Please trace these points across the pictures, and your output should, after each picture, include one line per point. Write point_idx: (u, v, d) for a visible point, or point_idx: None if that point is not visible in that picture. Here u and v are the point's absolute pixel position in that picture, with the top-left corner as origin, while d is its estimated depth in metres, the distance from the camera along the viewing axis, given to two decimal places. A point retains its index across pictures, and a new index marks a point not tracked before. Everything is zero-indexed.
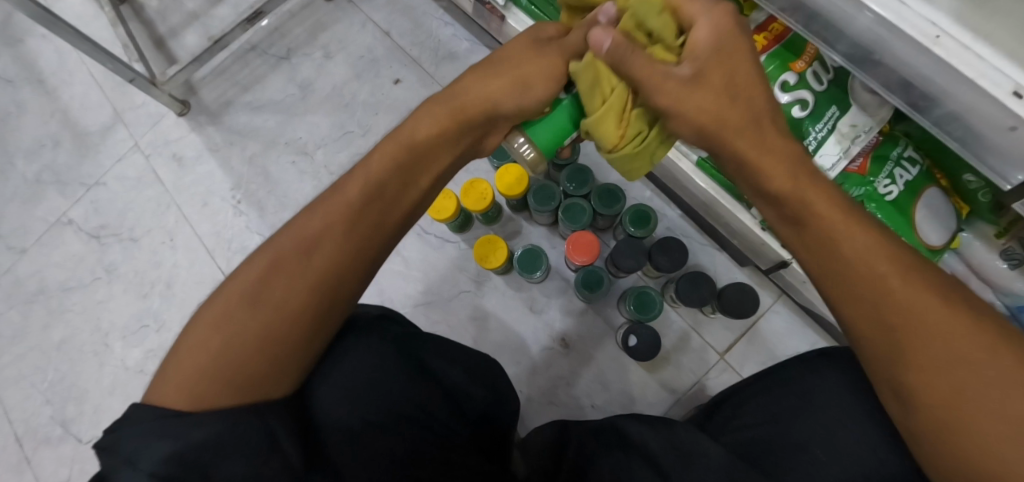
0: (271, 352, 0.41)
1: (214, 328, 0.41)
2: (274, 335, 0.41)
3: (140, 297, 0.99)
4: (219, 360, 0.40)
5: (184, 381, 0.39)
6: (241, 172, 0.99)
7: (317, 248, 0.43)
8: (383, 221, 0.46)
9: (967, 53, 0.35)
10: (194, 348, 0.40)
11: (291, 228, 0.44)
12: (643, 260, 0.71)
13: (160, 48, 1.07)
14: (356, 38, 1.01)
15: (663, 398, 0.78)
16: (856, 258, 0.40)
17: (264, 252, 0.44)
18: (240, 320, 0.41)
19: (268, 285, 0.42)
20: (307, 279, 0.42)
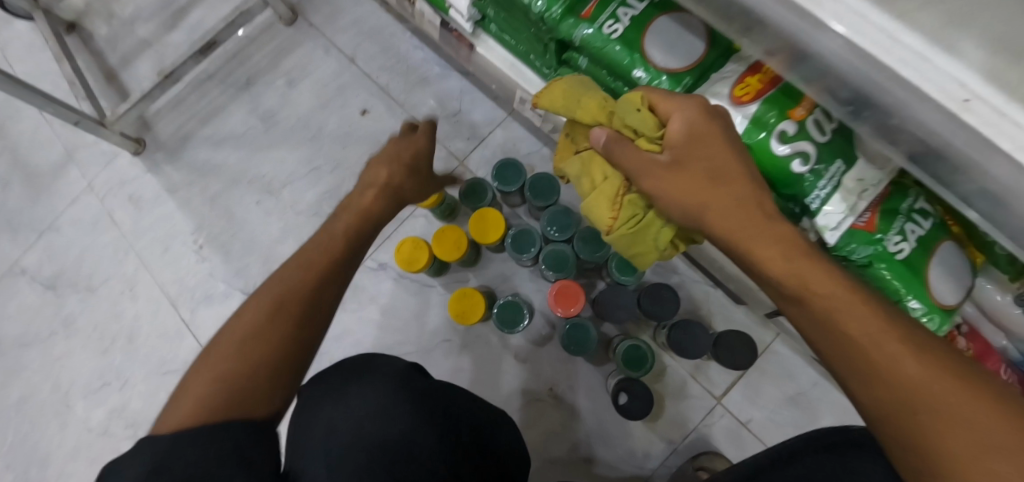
0: (262, 371, 0.40)
1: (221, 354, 0.40)
2: (269, 356, 0.41)
3: (102, 352, 0.92)
4: (227, 374, 0.39)
5: (192, 408, 0.37)
6: (203, 214, 0.93)
7: (305, 280, 0.45)
8: (346, 274, 0.48)
9: (1005, 121, 0.27)
10: (198, 385, 0.39)
11: (272, 279, 0.46)
12: (633, 310, 0.65)
13: (111, 81, 1.00)
14: (319, 65, 0.94)
15: (659, 449, 0.73)
16: (859, 340, 0.37)
17: (261, 290, 0.44)
18: (249, 340, 0.41)
19: (263, 307, 0.43)
20: (291, 299, 0.44)
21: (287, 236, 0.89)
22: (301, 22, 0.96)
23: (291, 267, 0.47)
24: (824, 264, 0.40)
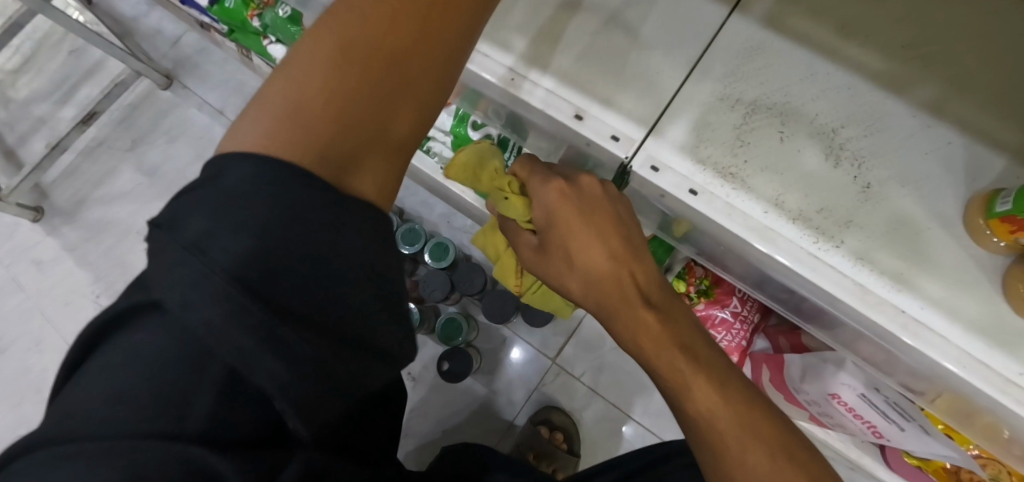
0: (312, 125, 0.29)
1: (324, 72, 0.30)
2: (321, 135, 0.29)
3: (13, 405, 0.99)
4: (320, 121, 0.29)
5: (272, 132, 0.29)
6: (99, 266, 1.02)
7: (326, 65, 0.30)
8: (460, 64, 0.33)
9: (536, 89, 0.42)
10: (282, 94, 0.29)
11: (314, 32, 0.31)
12: (449, 289, 0.76)
13: (9, 158, 1.11)
14: (193, 122, 1.07)
15: (506, 411, 0.83)
16: (663, 360, 0.34)
17: (378, 11, 0.31)
18: (349, 89, 0.30)
19: (329, 75, 0.30)
20: (370, 49, 0.30)
21: None
22: (176, 84, 1.09)
23: (341, 24, 0.30)
24: (637, 309, 0.36)
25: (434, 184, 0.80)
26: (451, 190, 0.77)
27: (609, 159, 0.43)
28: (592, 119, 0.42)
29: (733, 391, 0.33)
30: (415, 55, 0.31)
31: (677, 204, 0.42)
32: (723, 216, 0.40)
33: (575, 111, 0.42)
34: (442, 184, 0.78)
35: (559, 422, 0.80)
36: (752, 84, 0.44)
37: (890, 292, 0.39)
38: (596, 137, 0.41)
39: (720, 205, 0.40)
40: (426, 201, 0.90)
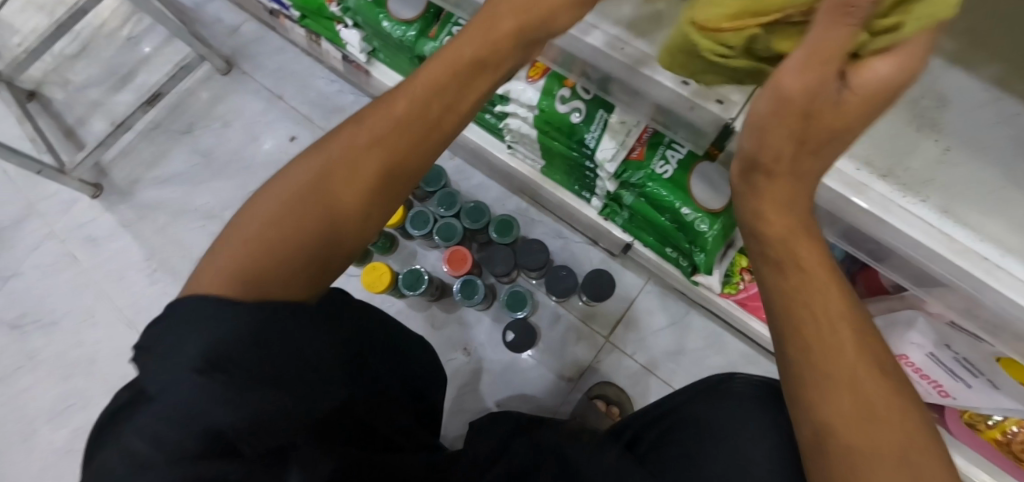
0: (258, 257, 0.35)
1: (265, 221, 0.36)
2: (281, 262, 0.35)
3: (64, 377, 1.00)
4: (267, 253, 0.35)
5: (221, 273, 0.34)
6: (153, 242, 1.04)
7: (279, 208, 0.37)
8: (392, 192, 0.40)
9: None
10: (236, 242, 0.36)
11: (273, 186, 0.38)
12: (512, 264, 0.80)
13: (69, 138, 1.14)
14: (250, 104, 1.09)
15: (560, 387, 0.85)
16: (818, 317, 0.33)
17: (313, 160, 0.39)
18: (288, 225, 0.36)
19: (266, 217, 0.36)
20: (296, 189, 0.37)
21: None
22: (235, 70, 1.12)
23: (309, 173, 0.38)
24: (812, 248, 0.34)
25: (499, 165, 0.83)
26: (515, 169, 0.81)
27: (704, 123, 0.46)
28: None
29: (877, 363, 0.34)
30: (348, 182, 0.38)
31: None
32: (821, 171, 0.44)
33: None
34: (506, 164, 0.81)
35: (614, 397, 0.82)
36: None
37: (974, 241, 0.42)
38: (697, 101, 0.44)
39: None
40: (482, 183, 0.93)
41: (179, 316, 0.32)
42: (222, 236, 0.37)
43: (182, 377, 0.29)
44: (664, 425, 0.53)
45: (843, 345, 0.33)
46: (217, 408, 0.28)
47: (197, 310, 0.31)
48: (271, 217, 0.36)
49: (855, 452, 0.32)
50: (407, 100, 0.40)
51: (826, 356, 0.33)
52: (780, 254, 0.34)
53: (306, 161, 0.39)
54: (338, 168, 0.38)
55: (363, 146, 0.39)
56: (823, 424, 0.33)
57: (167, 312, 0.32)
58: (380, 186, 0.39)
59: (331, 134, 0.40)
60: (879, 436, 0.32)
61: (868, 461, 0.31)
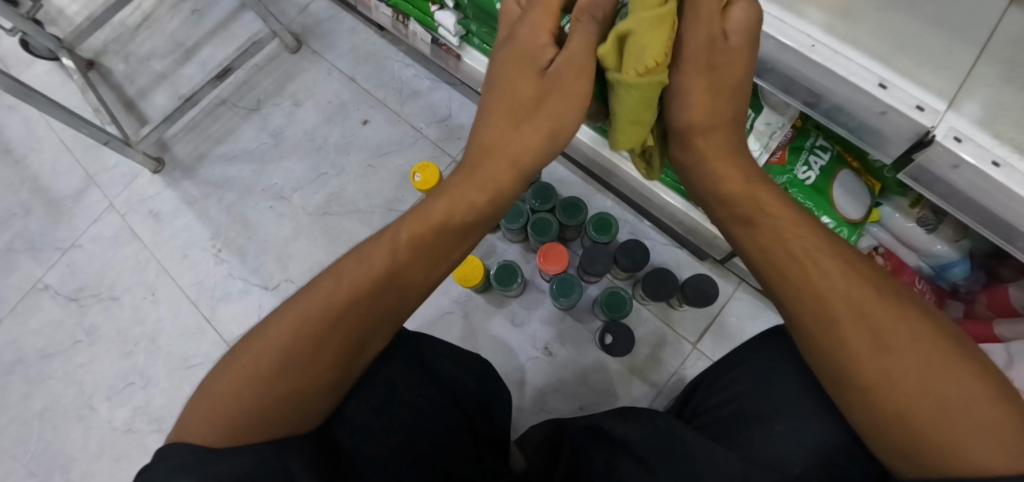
0: (266, 403, 0.40)
1: (245, 380, 0.41)
2: (284, 407, 0.40)
3: (124, 355, 0.98)
4: (257, 400, 0.40)
5: (213, 423, 0.39)
6: (219, 221, 1.02)
7: (257, 359, 0.41)
8: (378, 329, 0.46)
9: (838, 57, 0.44)
10: (222, 394, 0.40)
11: (249, 340, 0.43)
12: (610, 264, 0.78)
13: (129, 110, 1.10)
14: (321, 85, 1.07)
15: (645, 393, 0.83)
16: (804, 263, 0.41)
17: (291, 310, 0.44)
18: (275, 377, 0.41)
19: (260, 365, 0.41)
20: (283, 341, 0.42)
21: (299, 236, 0.99)
22: (305, 48, 1.09)
23: (284, 330, 0.42)
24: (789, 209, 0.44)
25: (596, 160, 0.80)
26: (616, 167, 0.78)
27: (903, 129, 0.44)
28: (895, 89, 0.43)
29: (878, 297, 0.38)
30: (334, 337, 0.43)
31: (973, 175, 0.43)
32: None
33: (879, 81, 0.43)
34: (607, 160, 0.78)
35: None
36: None
37: None
38: (902, 106, 0.42)
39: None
40: (567, 177, 0.91)
41: (169, 456, 0.37)
42: (202, 391, 0.41)
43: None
44: (726, 381, 0.56)
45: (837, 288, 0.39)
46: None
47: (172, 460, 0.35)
48: (259, 365, 0.41)
49: (868, 373, 0.37)
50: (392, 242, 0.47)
51: (816, 299, 0.39)
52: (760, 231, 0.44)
53: (286, 315, 0.43)
54: (314, 321, 0.43)
55: (331, 290, 0.44)
56: (837, 356, 0.38)
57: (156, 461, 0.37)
58: (349, 339, 0.44)
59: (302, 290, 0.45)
60: (891, 348, 0.36)
61: (884, 378, 0.36)
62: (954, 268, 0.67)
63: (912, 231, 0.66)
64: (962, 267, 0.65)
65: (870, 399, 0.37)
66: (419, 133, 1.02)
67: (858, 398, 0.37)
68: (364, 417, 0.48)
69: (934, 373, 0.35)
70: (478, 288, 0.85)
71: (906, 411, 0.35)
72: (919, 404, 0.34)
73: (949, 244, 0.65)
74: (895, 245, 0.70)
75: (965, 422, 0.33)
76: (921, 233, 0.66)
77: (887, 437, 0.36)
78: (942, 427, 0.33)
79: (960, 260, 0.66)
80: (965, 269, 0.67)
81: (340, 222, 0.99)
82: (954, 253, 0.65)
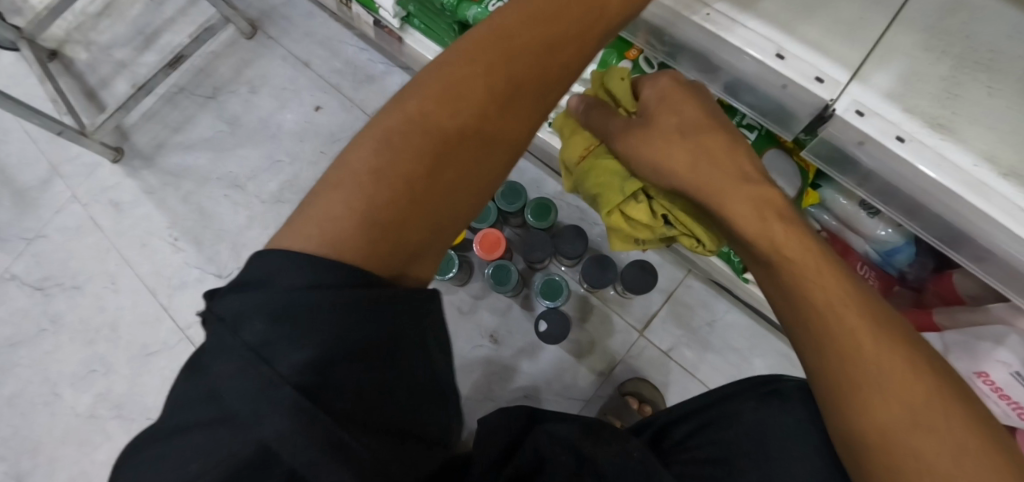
0: (364, 220, 0.31)
1: (356, 192, 0.32)
2: (399, 231, 0.33)
3: (87, 343, 1.00)
4: (356, 211, 0.31)
5: (322, 232, 0.31)
6: (177, 210, 1.02)
7: (367, 184, 0.32)
8: (493, 147, 0.37)
9: (734, 26, 0.41)
10: (325, 205, 0.32)
11: (371, 139, 0.34)
12: (550, 250, 0.76)
13: (91, 100, 1.11)
14: (277, 71, 1.05)
15: (591, 382, 0.81)
16: (822, 303, 0.33)
17: (407, 105, 0.35)
18: (384, 182, 0.32)
19: (377, 162, 0.33)
20: (385, 147, 0.33)
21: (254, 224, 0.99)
22: (260, 34, 1.08)
23: (384, 134, 0.34)
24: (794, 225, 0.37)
25: (537, 144, 0.79)
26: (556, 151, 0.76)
27: (804, 104, 0.41)
28: (793, 60, 0.40)
29: (897, 342, 0.32)
30: (457, 129, 0.35)
31: (878, 153, 0.39)
32: (931, 167, 0.37)
33: (775, 51, 0.40)
34: (547, 144, 0.76)
35: (647, 395, 0.78)
36: (958, 37, 0.41)
37: None
38: (800, 79, 0.39)
39: (928, 154, 0.37)
40: (516, 163, 0.89)
41: (248, 294, 0.29)
42: (299, 212, 0.32)
43: (251, 371, 0.26)
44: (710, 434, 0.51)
45: (838, 325, 0.32)
46: (343, 401, 0.27)
47: (257, 301, 0.28)
48: (394, 204, 0.32)
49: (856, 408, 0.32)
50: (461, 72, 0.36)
51: (818, 327, 0.33)
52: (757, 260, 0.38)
53: (395, 117, 0.35)
54: (446, 112, 0.35)
55: (447, 116, 0.35)
56: (841, 417, 0.33)
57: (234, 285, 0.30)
58: (470, 176, 0.36)
59: (401, 94, 0.36)
60: (902, 390, 0.31)
61: (884, 425, 0.31)
62: (898, 254, 0.63)
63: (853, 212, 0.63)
64: (905, 252, 0.62)
65: (863, 436, 0.32)
66: None
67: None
68: None
69: (934, 417, 0.30)
70: (421, 275, 0.84)
71: (904, 471, 0.30)
72: (911, 454, 0.30)
73: (894, 228, 0.61)
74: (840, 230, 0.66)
75: None
76: (864, 216, 0.63)
77: None
78: None
79: (903, 245, 0.62)
80: (909, 255, 0.63)
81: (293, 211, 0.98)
82: (899, 238, 0.62)
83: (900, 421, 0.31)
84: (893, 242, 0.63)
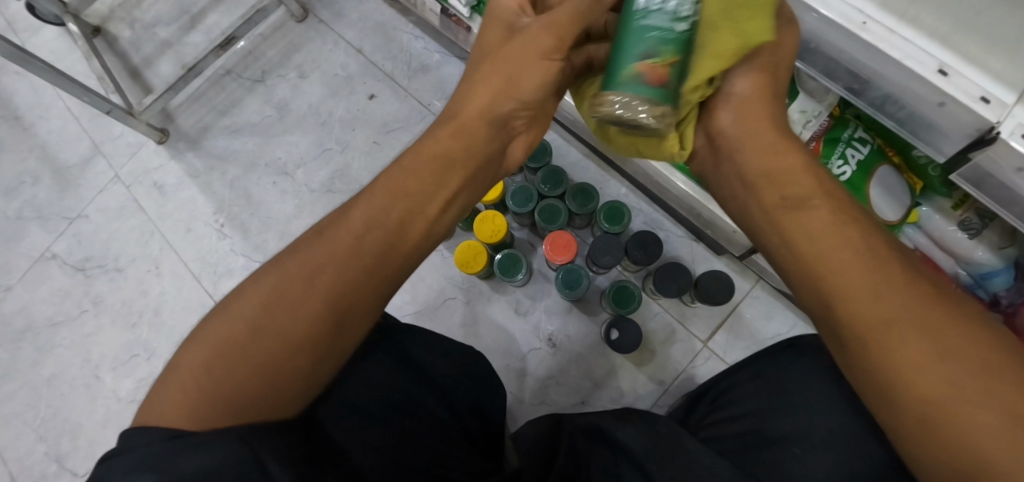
0: (254, 363, 0.39)
1: (212, 352, 0.39)
2: (268, 364, 0.39)
3: (129, 327, 0.98)
4: (238, 343, 0.39)
5: (183, 401, 0.37)
6: (223, 196, 1.00)
7: (244, 333, 0.40)
8: (374, 291, 0.44)
9: (892, 37, 0.39)
10: (201, 352, 0.39)
11: (258, 284, 0.42)
12: (620, 256, 0.74)
13: (134, 78, 1.08)
14: (328, 57, 1.03)
15: (650, 390, 0.79)
16: (847, 290, 0.39)
17: (285, 268, 0.42)
18: (261, 342, 0.39)
19: (253, 316, 0.40)
20: (278, 298, 0.41)
21: (303, 213, 0.97)
22: (311, 17, 1.04)
23: (291, 272, 0.42)
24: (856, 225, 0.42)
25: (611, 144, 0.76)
26: None
27: (962, 123, 0.39)
28: (958, 76, 0.37)
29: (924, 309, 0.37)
30: (326, 278, 0.42)
31: None
32: None
33: (939, 66, 0.37)
34: None
35: None
36: None
37: None
38: (964, 97, 0.36)
39: None
40: (579, 161, 0.86)
41: (133, 444, 0.34)
42: (197, 337, 0.40)
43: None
44: (731, 399, 0.52)
45: (871, 306, 0.38)
46: None
47: (146, 450, 0.33)
48: (244, 327, 0.40)
49: (896, 384, 0.36)
50: (368, 209, 0.46)
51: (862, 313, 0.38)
52: (799, 240, 0.43)
53: (291, 266, 0.42)
54: (324, 269, 0.42)
55: (342, 246, 0.44)
56: (880, 386, 0.37)
57: (121, 447, 0.34)
58: (329, 306, 0.42)
59: (335, 223, 0.46)
60: (937, 359, 0.35)
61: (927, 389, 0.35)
62: (994, 279, 0.61)
63: (951, 235, 0.61)
64: (1003, 276, 0.60)
65: (900, 401, 0.36)
66: (427, 109, 0.98)
67: (928, 448, 0.35)
68: (359, 396, 0.46)
69: (966, 387, 0.34)
70: (481, 274, 0.82)
71: (946, 422, 0.34)
72: (961, 411, 0.34)
73: (992, 252, 0.59)
74: (931, 249, 0.65)
75: (999, 432, 0.33)
76: (961, 238, 0.61)
77: (923, 446, 0.35)
78: (958, 437, 0.34)
79: (1001, 270, 0.60)
80: (1007, 280, 0.61)
81: (344, 201, 0.96)
82: (996, 262, 0.60)
83: (940, 375, 0.35)
84: (988, 265, 0.61)
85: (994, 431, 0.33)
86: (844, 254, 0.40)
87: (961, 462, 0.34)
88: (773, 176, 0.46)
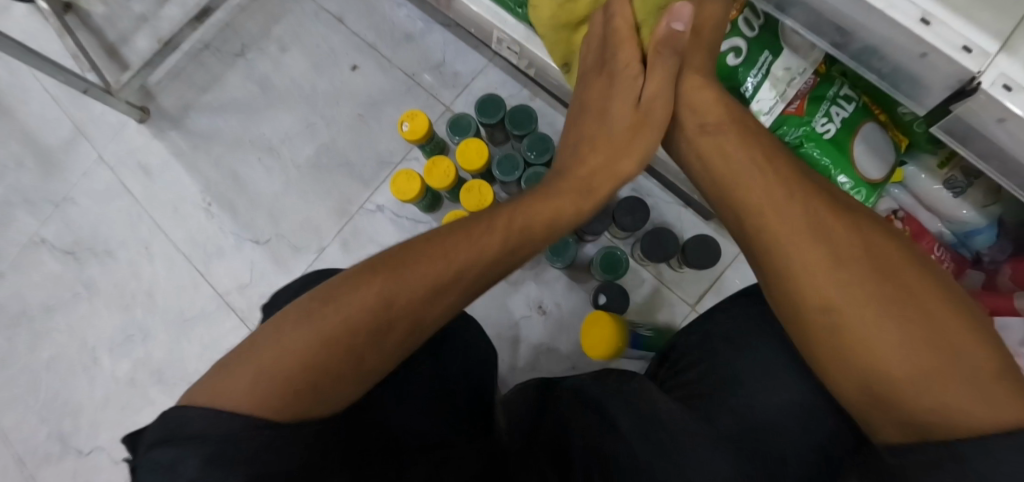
0: (322, 364, 0.35)
1: (278, 348, 0.34)
2: (355, 374, 0.36)
3: (124, 309, 0.99)
4: (314, 346, 0.35)
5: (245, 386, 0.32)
6: (209, 175, 0.99)
7: (326, 339, 0.35)
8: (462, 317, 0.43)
9: None
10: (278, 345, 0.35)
11: (347, 286, 0.37)
12: (608, 222, 0.74)
13: (111, 57, 1.06)
14: (308, 28, 1.00)
15: (639, 355, 0.80)
16: (778, 232, 0.38)
17: (379, 279, 0.38)
18: (347, 346, 0.36)
19: (342, 322, 0.36)
20: (369, 308, 0.37)
21: (290, 189, 0.96)
22: None
23: (400, 287, 0.38)
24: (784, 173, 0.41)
25: None
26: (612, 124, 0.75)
27: (944, 75, 0.38)
28: (941, 25, 0.35)
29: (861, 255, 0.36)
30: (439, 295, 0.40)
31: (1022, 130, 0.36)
32: None
33: (922, 14, 0.36)
34: None
35: None
36: None
37: None
38: (947, 49, 0.35)
39: None
40: None
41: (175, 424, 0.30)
42: (262, 328, 0.36)
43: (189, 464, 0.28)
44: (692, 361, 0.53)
45: (803, 249, 0.37)
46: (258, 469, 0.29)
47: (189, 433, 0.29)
48: (325, 338, 0.35)
49: (860, 354, 0.33)
50: (489, 244, 0.42)
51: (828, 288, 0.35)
52: (730, 185, 0.42)
53: (403, 273, 0.38)
54: (435, 289, 0.39)
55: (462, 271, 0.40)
56: (811, 329, 0.36)
57: (160, 434, 0.30)
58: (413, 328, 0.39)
59: (450, 237, 0.42)
60: (866, 302, 0.34)
61: (888, 362, 0.32)
62: (978, 237, 0.62)
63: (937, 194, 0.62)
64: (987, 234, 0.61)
65: (828, 345, 0.35)
66: (412, 80, 0.96)
67: (861, 394, 0.34)
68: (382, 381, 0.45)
69: (892, 332, 0.33)
70: None
71: (877, 367, 0.33)
72: (891, 358, 0.32)
73: (976, 209, 0.60)
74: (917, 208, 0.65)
75: (941, 384, 0.31)
76: (947, 196, 0.61)
77: (861, 395, 0.34)
78: (891, 382, 0.32)
79: (986, 228, 0.61)
80: (991, 237, 0.62)
81: (331, 176, 0.95)
82: (981, 220, 0.61)
83: (873, 319, 0.34)
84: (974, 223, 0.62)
85: (924, 378, 0.31)
86: (782, 198, 0.39)
87: (897, 408, 0.32)
88: (701, 122, 0.47)
